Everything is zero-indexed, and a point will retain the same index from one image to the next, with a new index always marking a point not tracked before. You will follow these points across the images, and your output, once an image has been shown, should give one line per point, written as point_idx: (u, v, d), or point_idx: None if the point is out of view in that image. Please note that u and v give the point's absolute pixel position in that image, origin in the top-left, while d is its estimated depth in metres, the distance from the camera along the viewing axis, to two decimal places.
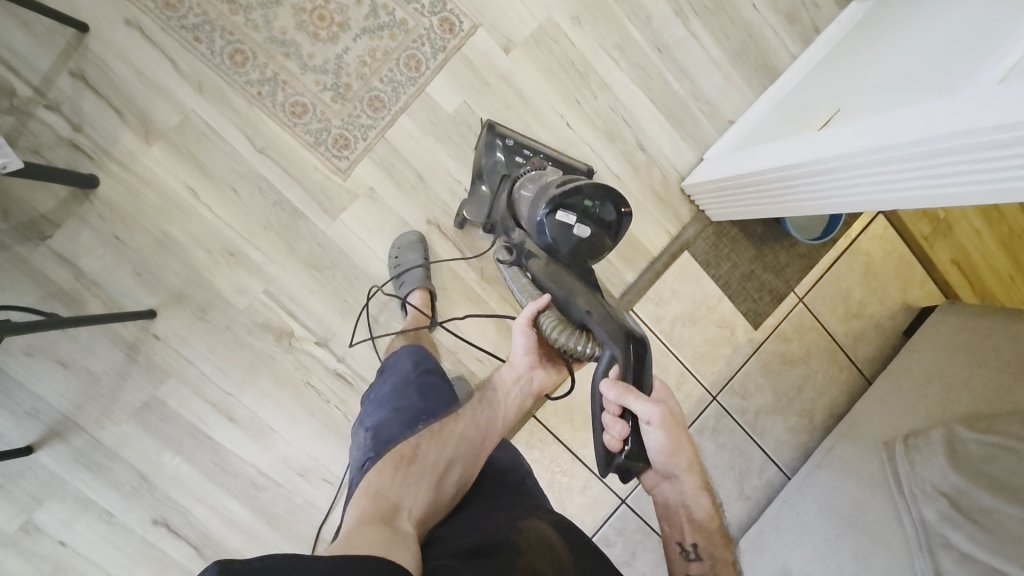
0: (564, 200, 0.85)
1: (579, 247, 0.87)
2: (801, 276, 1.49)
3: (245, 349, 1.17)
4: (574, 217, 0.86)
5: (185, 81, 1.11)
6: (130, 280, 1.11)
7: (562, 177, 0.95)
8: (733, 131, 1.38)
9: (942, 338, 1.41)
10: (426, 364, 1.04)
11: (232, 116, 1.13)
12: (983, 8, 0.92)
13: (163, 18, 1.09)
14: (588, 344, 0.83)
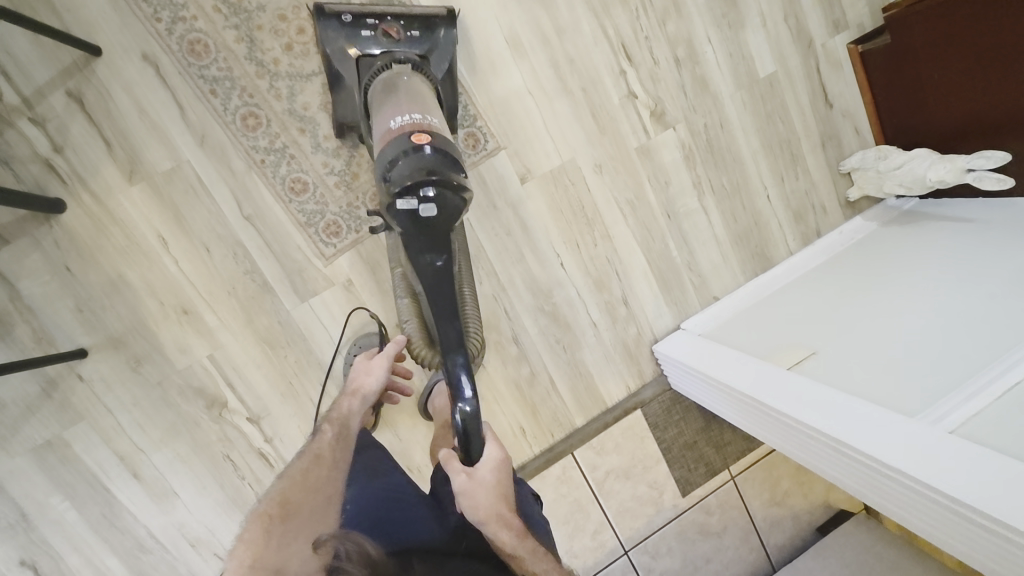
0: (400, 190, 0.79)
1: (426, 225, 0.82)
2: (738, 456, 1.53)
3: (171, 410, 1.11)
4: (413, 199, 0.79)
5: (188, 130, 1.05)
6: (69, 315, 1.04)
7: (408, 123, 0.84)
8: (715, 311, 1.40)
9: (848, 553, 1.47)
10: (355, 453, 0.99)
11: (228, 176, 1.08)
12: (971, 325, 0.97)
13: (183, 62, 1.03)
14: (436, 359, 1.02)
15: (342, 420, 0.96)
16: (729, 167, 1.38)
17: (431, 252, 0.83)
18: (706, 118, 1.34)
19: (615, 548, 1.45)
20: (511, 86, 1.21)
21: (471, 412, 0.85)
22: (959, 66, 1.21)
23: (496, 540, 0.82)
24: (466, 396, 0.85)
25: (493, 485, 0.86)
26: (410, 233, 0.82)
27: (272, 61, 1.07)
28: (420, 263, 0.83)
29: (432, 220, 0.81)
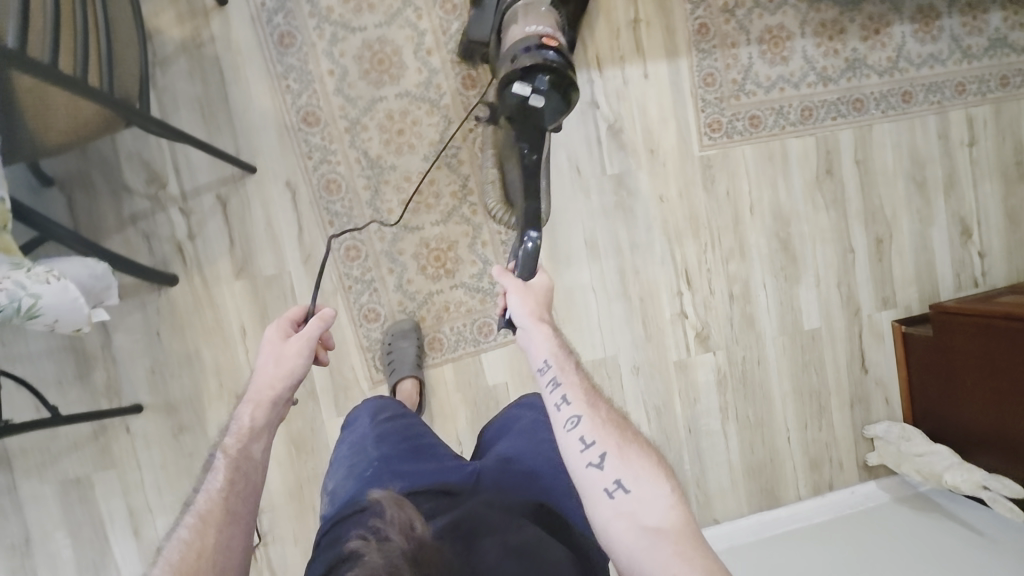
0: (520, 75, 0.95)
1: (529, 114, 0.97)
2: None
3: (190, 481, 1.19)
4: (527, 90, 0.95)
5: (299, 247, 1.22)
6: (142, 373, 1.17)
7: (536, 29, 0.98)
8: (711, 534, 1.41)
9: None
10: (382, 413, 1.00)
11: (317, 292, 1.23)
12: None
13: (317, 194, 1.22)
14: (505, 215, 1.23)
15: (244, 461, 0.75)
16: (757, 400, 1.45)
17: (535, 135, 0.99)
18: (746, 350, 1.44)
19: None
20: (578, 278, 1.36)
21: (533, 248, 0.90)
22: (994, 390, 1.28)
23: (534, 338, 0.81)
24: (533, 233, 0.92)
25: (540, 302, 0.85)
26: (518, 117, 0.98)
27: (387, 210, 1.25)
28: (525, 140, 1.00)
29: (536, 118, 0.98)
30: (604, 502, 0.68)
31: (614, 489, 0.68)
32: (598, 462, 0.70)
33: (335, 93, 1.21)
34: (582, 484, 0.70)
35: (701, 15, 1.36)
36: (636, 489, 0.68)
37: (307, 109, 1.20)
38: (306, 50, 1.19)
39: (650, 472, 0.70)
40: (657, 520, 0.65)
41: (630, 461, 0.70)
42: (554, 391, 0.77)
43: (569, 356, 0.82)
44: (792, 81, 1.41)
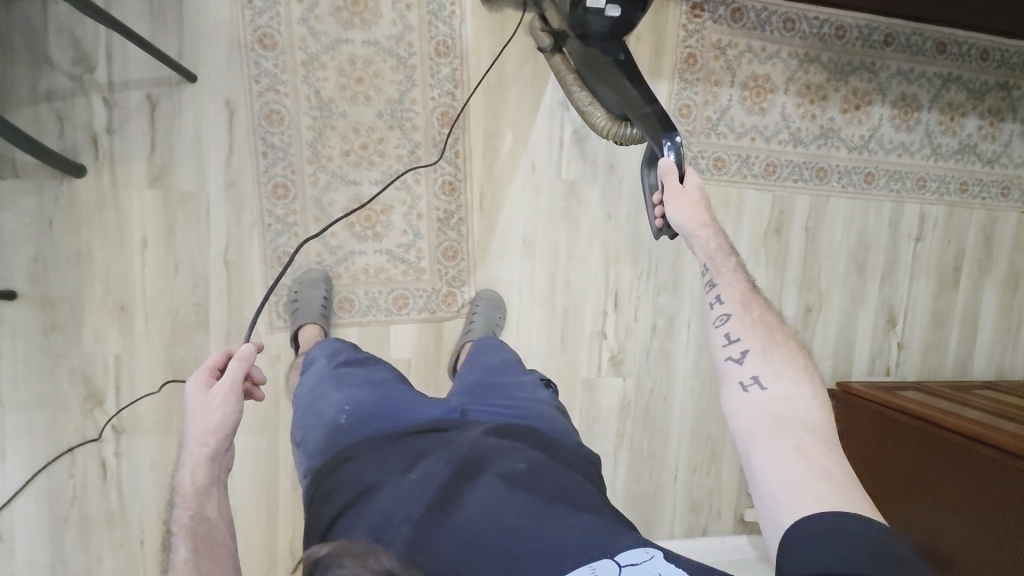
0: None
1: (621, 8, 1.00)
2: None
3: (50, 383, 1.13)
4: (605, 5, 0.99)
5: (224, 172, 1.16)
6: (23, 260, 1.10)
7: None
8: None
9: None
10: (337, 357, 0.97)
11: (233, 222, 1.18)
12: None
13: (256, 121, 1.15)
14: (623, 129, 1.10)
15: (201, 523, 0.74)
16: (654, 435, 1.46)
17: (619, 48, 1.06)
18: (655, 385, 1.44)
19: None
20: (508, 274, 1.33)
21: (680, 154, 0.88)
22: (891, 480, 1.31)
23: (695, 242, 0.84)
24: (672, 136, 0.90)
25: (692, 204, 0.85)
26: (590, 34, 1.03)
27: (326, 157, 1.20)
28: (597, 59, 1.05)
29: (630, 10, 1.01)
30: (740, 390, 0.70)
31: (750, 382, 0.70)
32: (739, 356, 0.73)
33: (299, 23, 1.14)
34: (725, 372, 0.73)
35: (693, 44, 1.34)
36: (772, 378, 0.70)
37: (265, 31, 1.13)
38: None
39: (795, 372, 0.71)
40: (777, 405, 0.67)
41: (778, 345, 0.73)
42: (712, 291, 0.82)
43: (727, 249, 0.85)
44: (765, 134, 1.41)
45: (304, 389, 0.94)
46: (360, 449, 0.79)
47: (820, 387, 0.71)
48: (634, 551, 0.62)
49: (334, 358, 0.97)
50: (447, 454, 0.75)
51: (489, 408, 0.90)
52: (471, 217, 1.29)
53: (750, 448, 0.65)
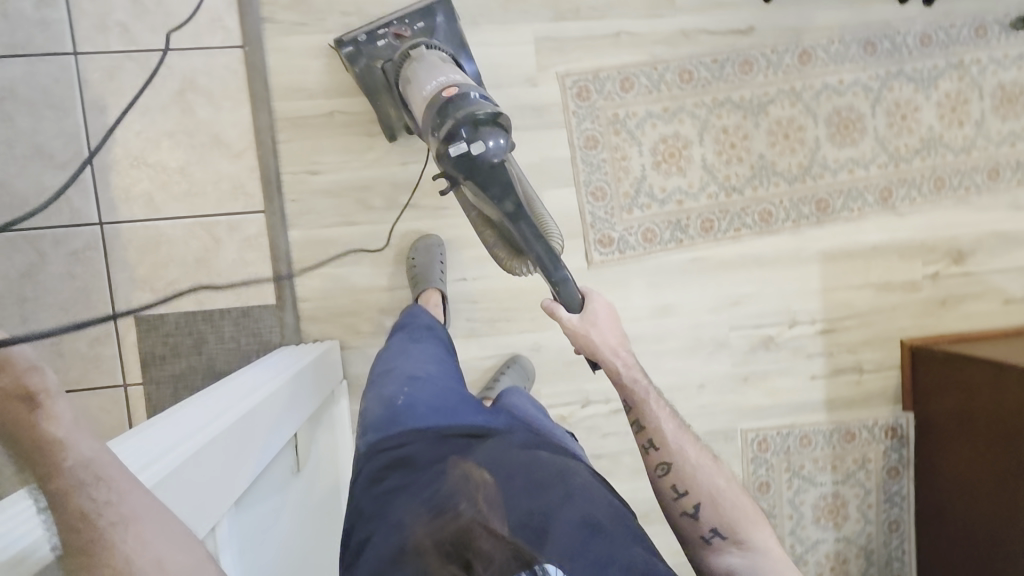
0: (455, 139, 0.93)
1: (484, 159, 0.94)
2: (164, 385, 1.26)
3: None
4: (466, 143, 0.93)
5: (695, 24, 1.33)
6: None
7: (446, 83, 1.00)
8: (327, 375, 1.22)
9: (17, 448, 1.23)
10: (379, 365, 1.04)
11: (652, 37, 1.33)
12: None
13: (737, 53, 1.35)
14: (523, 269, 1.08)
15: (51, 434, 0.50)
16: None
17: (504, 208, 0.95)
18: None
19: (117, 210, 1.22)
20: (630, 297, 1.38)
21: (570, 287, 0.94)
22: None
23: (664, 422, 0.96)
24: (562, 269, 0.94)
25: (587, 338, 0.97)
26: (477, 173, 0.95)
27: (718, 113, 1.36)
28: (490, 212, 0.99)
29: (488, 160, 0.94)
30: (729, 554, 0.87)
31: (712, 536, 0.88)
32: (713, 535, 0.88)
33: (820, 81, 1.37)
34: (692, 536, 0.90)
35: (863, 431, 1.46)
36: (731, 537, 0.87)
37: (808, 53, 1.36)
38: (861, 60, 1.38)
39: (746, 515, 0.89)
40: (781, 548, 0.87)
41: (721, 514, 0.88)
42: (687, 503, 0.90)
43: (639, 389, 0.97)
44: (795, 527, 1.45)
45: (377, 368, 1.03)
46: (413, 436, 0.84)
47: (751, 506, 0.90)
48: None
49: (411, 335, 1.08)
50: (504, 459, 0.79)
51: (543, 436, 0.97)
52: (682, 249, 1.38)
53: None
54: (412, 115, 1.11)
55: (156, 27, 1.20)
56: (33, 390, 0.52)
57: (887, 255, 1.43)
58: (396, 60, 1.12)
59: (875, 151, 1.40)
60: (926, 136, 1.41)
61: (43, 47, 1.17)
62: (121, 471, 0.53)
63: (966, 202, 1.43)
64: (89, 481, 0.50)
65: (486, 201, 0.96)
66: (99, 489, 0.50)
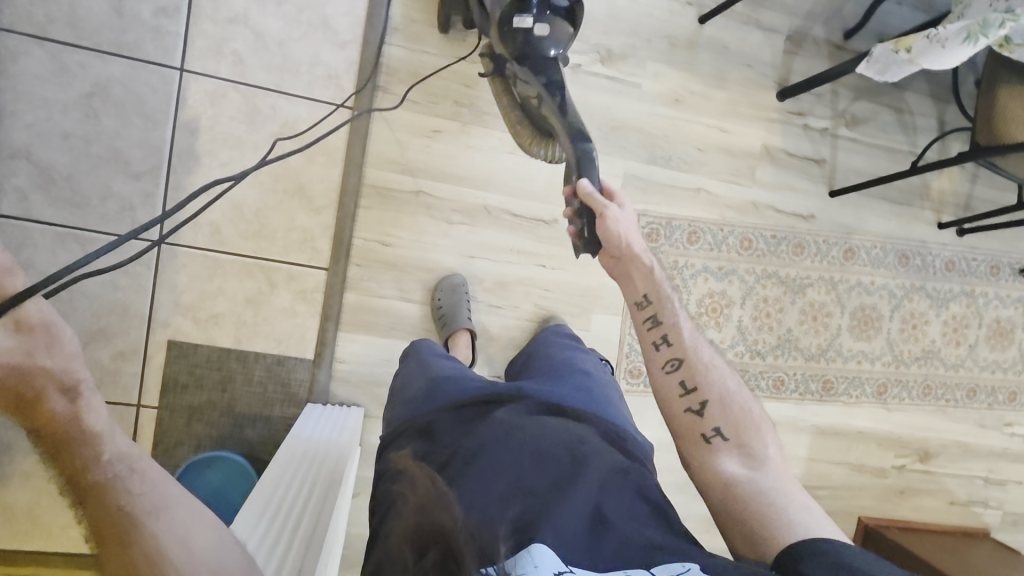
0: (518, 7, 0.94)
1: (539, 40, 0.96)
2: (179, 413, 1.22)
3: (626, 31, 1.33)
4: (530, 17, 0.95)
5: (766, 199, 1.44)
6: (724, 41, 1.37)
7: None
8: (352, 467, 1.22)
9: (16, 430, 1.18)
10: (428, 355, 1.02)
11: (727, 201, 1.42)
12: None
13: (795, 234, 1.46)
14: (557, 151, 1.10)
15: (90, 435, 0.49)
16: None
17: (553, 94, 0.95)
18: None
19: (182, 232, 1.18)
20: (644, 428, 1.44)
21: (592, 176, 0.89)
22: None
23: (653, 286, 0.95)
24: (587, 146, 0.91)
25: (614, 226, 0.89)
26: (527, 53, 0.97)
27: (765, 282, 1.46)
28: (531, 93, 1.00)
29: (542, 48, 0.97)
30: (729, 458, 0.84)
31: (712, 435, 0.86)
32: (713, 434, 0.86)
33: (855, 276, 1.50)
34: (692, 434, 0.87)
35: None
36: (733, 439, 0.85)
37: (853, 250, 1.49)
38: (894, 268, 1.52)
39: (755, 426, 0.87)
40: (781, 455, 0.86)
41: (727, 415, 0.87)
42: (687, 399, 0.89)
43: (659, 288, 0.95)
44: None
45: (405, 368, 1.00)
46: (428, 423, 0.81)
47: (760, 425, 0.89)
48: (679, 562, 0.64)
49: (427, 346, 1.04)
50: (502, 440, 0.75)
51: (563, 390, 0.91)
52: None
53: (749, 491, 0.79)
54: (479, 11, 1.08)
55: (273, 66, 1.18)
56: (74, 382, 0.49)
57: (868, 441, 1.58)
58: None
59: (883, 349, 1.54)
60: (927, 347, 1.57)
61: (151, 55, 1.13)
62: (154, 466, 0.52)
63: (943, 410, 1.60)
64: (122, 474, 0.49)
65: (534, 78, 0.98)
66: (133, 482, 0.50)
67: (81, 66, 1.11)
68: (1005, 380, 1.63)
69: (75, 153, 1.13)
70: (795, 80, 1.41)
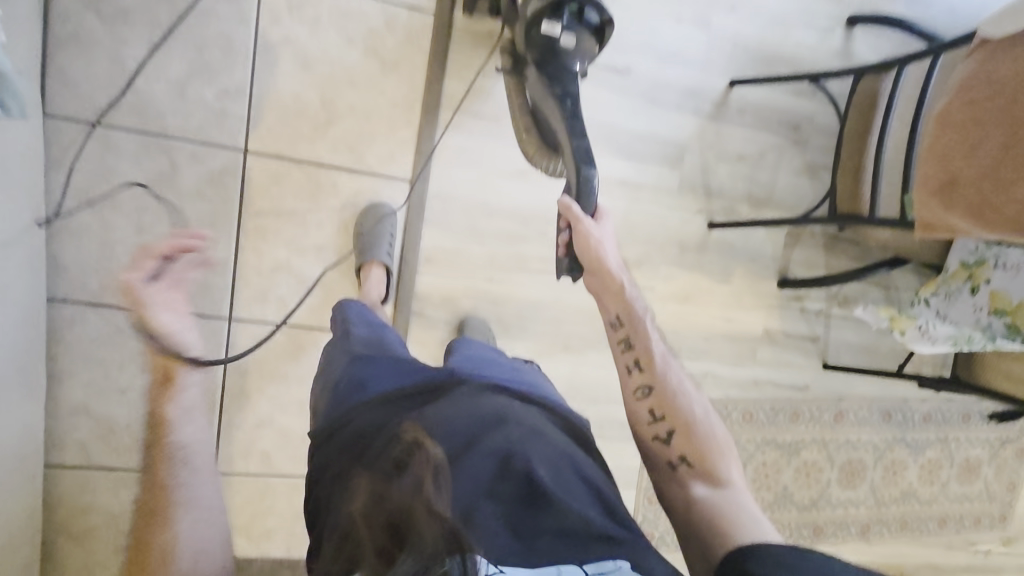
0: (549, 10, 0.95)
1: (553, 52, 0.97)
2: None
3: (642, 239, 1.41)
4: (558, 26, 0.96)
5: (765, 376, 1.57)
6: (730, 240, 1.48)
7: None
8: None
9: None
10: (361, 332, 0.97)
11: (731, 380, 1.54)
12: None
13: (791, 404, 1.59)
14: (555, 163, 1.08)
15: None
16: None
17: (574, 117, 0.95)
18: None
19: (233, 462, 1.26)
20: None
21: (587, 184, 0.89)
22: None
23: (631, 302, 0.89)
24: (592, 170, 0.90)
25: (591, 240, 0.87)
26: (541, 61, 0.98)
27: (765, 448, 1.59)
28: (543, 104, 1.02)
29: (568, 65, 0.98)
30: (696, 484, 0.79)
31: (678, 464, 0.81)
32: (676, 460, 0.81)
33: (843, 434, 1.65)
34: (658, 461, 0.83)
35: None
36: (696, 467, 0.80)
37: (840, 412, 1.64)
38: (879, 424, 1.68)
39: (720, 443, 0.81)
40: (747, 485, 0.79)
41: (694, 443, 0.81)
42: (655, 426, 0.84)
43: (634, 309, 0.89)
44: None
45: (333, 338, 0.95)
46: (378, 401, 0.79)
47: (718, 429, 0.83)
48: (610, 561, 0.62)
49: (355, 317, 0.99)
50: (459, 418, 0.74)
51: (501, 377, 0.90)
52: None
53: (709, 514, 0.75)
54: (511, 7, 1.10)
55: (315, 307, 1.25)
56: None
57: None
58: None
59: (867, 495, 1.70)
60: (904, 489, 1.73)
61: (199, 309, 1.18)
62: None
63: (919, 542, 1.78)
64: None
65: (545, 90, 0.99)
66: None
67: None
68: (973, 510, 1.81)
69: (132, 405, 1.19)
70: (796, 271, 1.53)
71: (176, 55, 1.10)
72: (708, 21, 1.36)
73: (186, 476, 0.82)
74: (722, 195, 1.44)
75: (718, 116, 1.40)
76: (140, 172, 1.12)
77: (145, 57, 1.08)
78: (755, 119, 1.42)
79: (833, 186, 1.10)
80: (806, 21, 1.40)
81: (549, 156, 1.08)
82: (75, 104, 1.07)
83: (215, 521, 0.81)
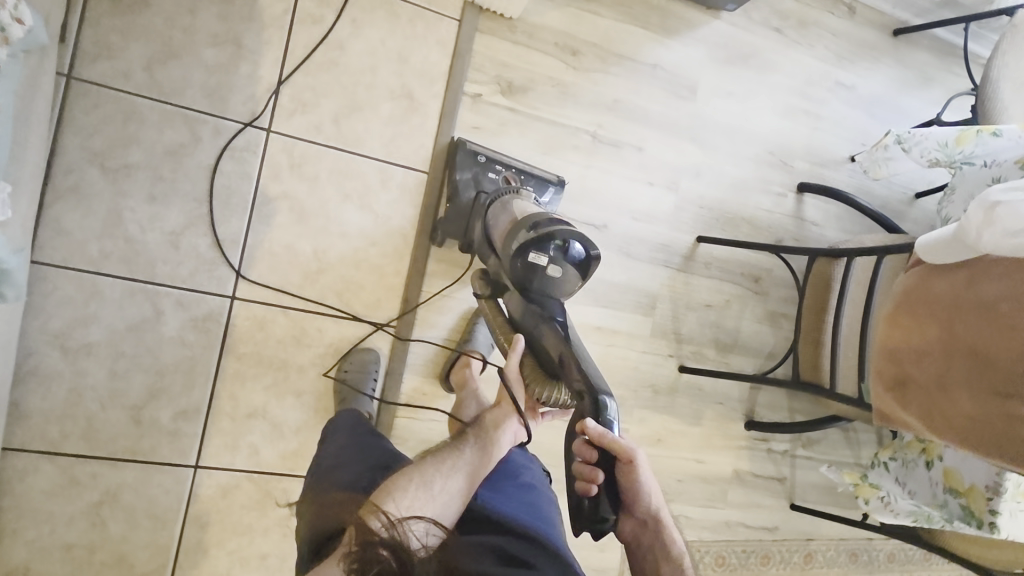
0: (533, 242, 0.91)
1: (544, 279, 0.94)
2: None
3: (616, 382, 1.45)
4: (546, 257, 0.92)
5: (736, 517, 1.58)
6: (699, 382, 1.53)
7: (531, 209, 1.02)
8: None
9: None
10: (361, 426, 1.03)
11: (703, 522, 1.55)
12: None
13: (761, 546, 1.60)
14: (556, 395, 0.93)
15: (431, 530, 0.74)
16: None
17: (568, 344, 0.88)
18: None
19: None
20: None
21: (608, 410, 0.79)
22: None
23: (651, 500, 0.88)
24: (607, 393, 0.81)
25: (629, 466, 0.80)
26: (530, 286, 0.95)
27: None
28: (534, 330, 0.95)
29: (555, 293, 0.96)
30: None
31: None
32: None
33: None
34: None
35: None
36: None
37: (808, 553, 1.65)
38: (846, 564, 1.69)
39: None
40: None
41: None
42: None
43: (654, 508, 0.90)
44: None
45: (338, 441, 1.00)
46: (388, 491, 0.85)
47: None
48: None
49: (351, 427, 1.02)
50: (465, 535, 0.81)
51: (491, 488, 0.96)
52: None
53: None
54: (490, 241, 1.10)
55: (287, 453, 1.21)
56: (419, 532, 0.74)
57: None
58: (469, 172, 1.22)
59: None
60: None
61: (164, 457, 1.13)
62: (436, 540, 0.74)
63: None
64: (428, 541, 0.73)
65: (538, 319, 0.95)
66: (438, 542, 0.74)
67: (92, 476, 1.10)
68: None
69: (77, 563, 1.10)
70: (762, 413, 1.58)
71: (174, 207, 1.12)
72: (678, 184, 1.47)
73: (475, 467, 0.92)
74: (692, 340, 1.50)
75: (688, 268, 1.49)
76: (119, 317, 1.10)
77: (143, 209, 1.11)
78: (721, 271, 1.52)
79: (797, 354, 1.17)
80: (762, 188, 1.55)
81: (547, 383, 0.93)
82: (65, 252, 1.07)
83: (454, 499, 0.88)
